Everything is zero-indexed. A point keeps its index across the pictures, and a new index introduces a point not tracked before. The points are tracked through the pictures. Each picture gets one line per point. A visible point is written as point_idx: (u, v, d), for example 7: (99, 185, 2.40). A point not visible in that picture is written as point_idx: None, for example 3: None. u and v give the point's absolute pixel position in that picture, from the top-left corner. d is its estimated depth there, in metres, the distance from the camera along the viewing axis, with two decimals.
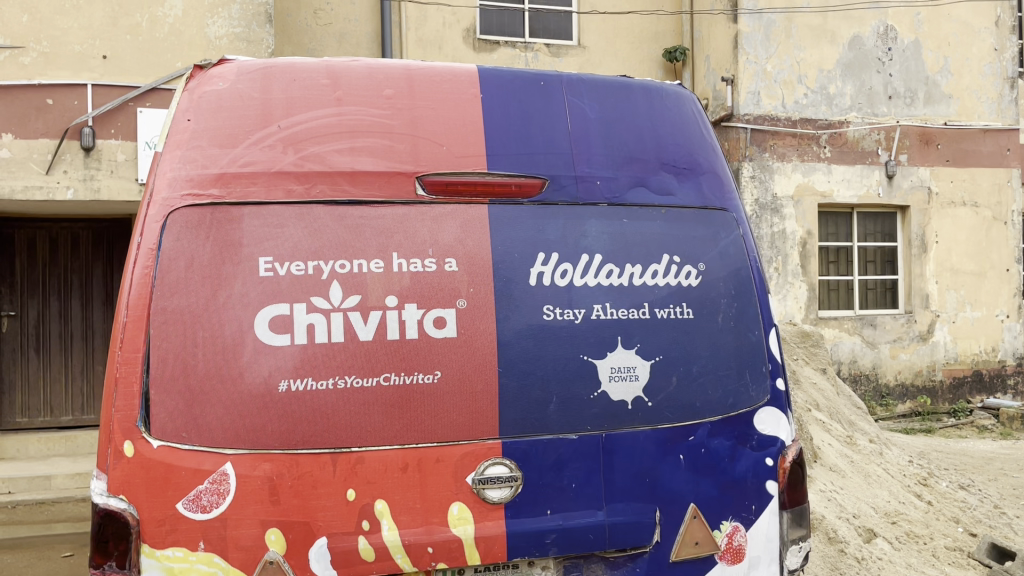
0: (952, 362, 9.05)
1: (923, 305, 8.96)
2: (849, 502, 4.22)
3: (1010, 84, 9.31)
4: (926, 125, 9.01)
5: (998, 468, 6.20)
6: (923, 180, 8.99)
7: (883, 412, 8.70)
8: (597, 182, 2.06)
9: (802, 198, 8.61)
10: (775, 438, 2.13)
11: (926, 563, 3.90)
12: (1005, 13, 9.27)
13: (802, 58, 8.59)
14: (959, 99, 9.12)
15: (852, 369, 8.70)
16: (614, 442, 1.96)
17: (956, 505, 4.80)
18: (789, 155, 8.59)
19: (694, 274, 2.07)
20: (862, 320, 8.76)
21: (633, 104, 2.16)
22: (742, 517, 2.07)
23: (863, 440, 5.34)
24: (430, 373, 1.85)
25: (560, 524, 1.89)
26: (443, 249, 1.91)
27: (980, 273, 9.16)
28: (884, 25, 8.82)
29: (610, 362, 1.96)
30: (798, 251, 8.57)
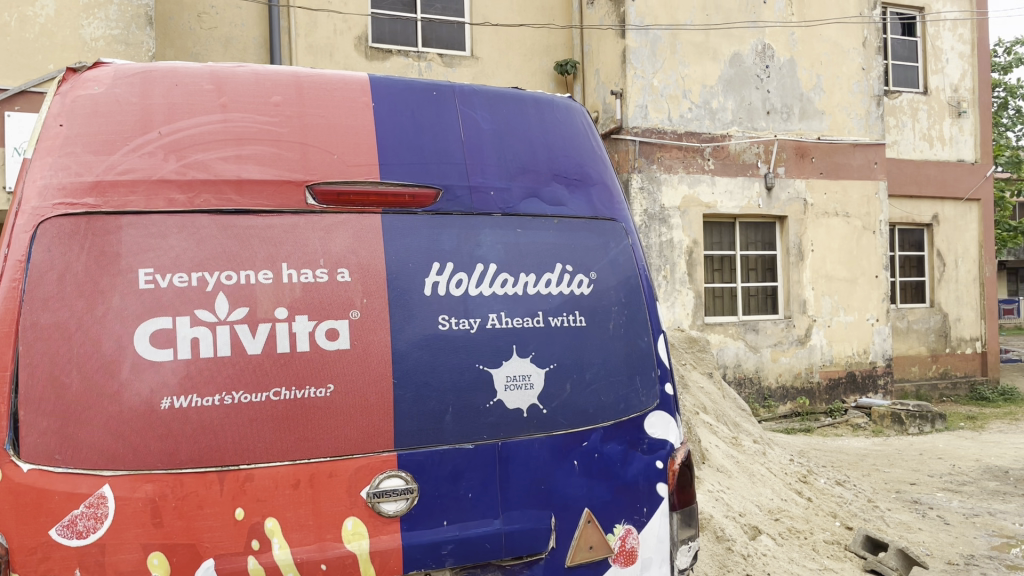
0: (828, 364, 9.54)
1: (801, 310, 9.42)
2: (736, 502, 4.37)
3: (877, 101, 9.92)
4: (801, 139, 9.48)
5: (871, 464, 6.58)
6: (799, 192, 9.47)
7: (765, 414, 9.09)
8: (491, 192, 2.08)
9: (688, 208, 8.91)
10: (664, 441, 2.20)
11: (806, 557, 4.09)
12: (872, 34, 9.90)
13: (687, 74, 8.92)
14: (831, 115, 9.66)
15: (737, 373, 9.05)
16: (509, 450, 1.97)
17: (833, 500, 5.06)
18: (675, 167, 8.87)
19: (586, 282, 2.11)
20: (746, 325, 9.12)
21: (526, 116, 2.18)
22: (634, 520, 2.12)
23: (747, 440, 5.55)
24: (323, 386, 1.82)
25: (457, 535, 1.89)
26: (334, 259, 1.87)
27: (852, 279, 9.71)
28: (761, 43, 9.26)
29: (506, 370, 1.98)
30: (685, 259, 8.85)
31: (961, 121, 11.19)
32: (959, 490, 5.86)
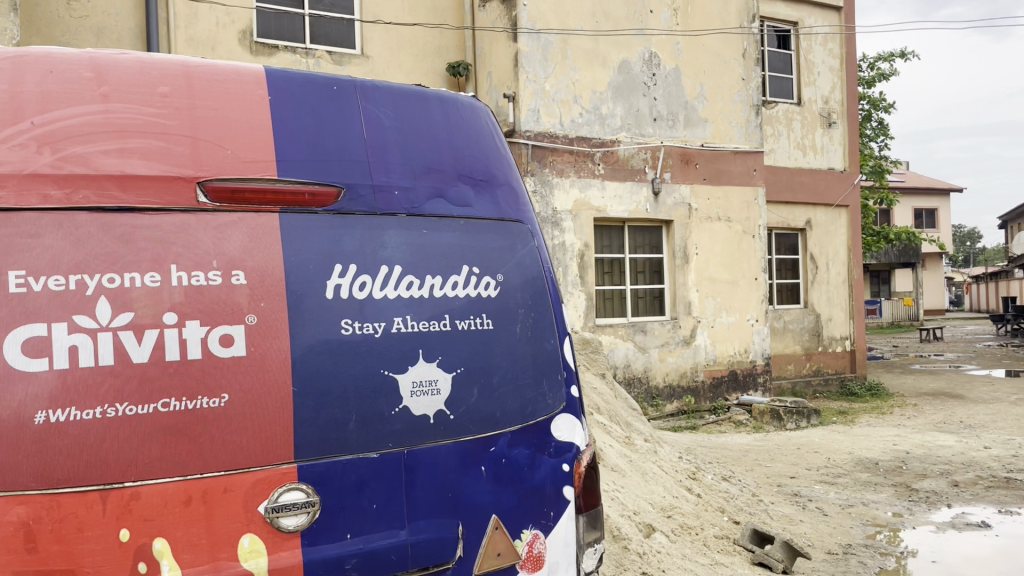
0: (711, 363, 9.89)
1: (686, 311, 9.72)
2: (630, 501, 4.43)
3: (755, 111, 10.36)
4: (686, 145, 9.79)
5: (754, 459, 6.85)
6: (684, 197, 9.76)
7: (654, 413, 9.31)
8: (395, 191, 2.01)
9: (579, 212, 9.04)
10: (570, 444, 2.19)
11: (698, 552, 4.19)
12: (751, 46, 10.34)
13: (577, 80, 9.04)
14: (713, 123, 10.02)
15: (626, 373, 9.24)
16: (415, 458, 1.91)
17: (721, 496, 5.23)
18: (567, 171, 8.98)
19: (493, 285, 2.08)
20: (634, 326, 9.32)
21: (430, 114, 2.13)
22: (541, 524, 2.09)
23: (639, 439, 5.66)
24: (217, 396, 1.71)
25: (361, 548, 1.81)
26: (229, 261, 1.76)
27: (733, 281, 10.10)
28: (648, 52, 9.51)
29: (412, 375, 1.91)
30: (576, 262, 8.96)
31: (831, 131, 11.84)
32: (835, 482, 6.17)
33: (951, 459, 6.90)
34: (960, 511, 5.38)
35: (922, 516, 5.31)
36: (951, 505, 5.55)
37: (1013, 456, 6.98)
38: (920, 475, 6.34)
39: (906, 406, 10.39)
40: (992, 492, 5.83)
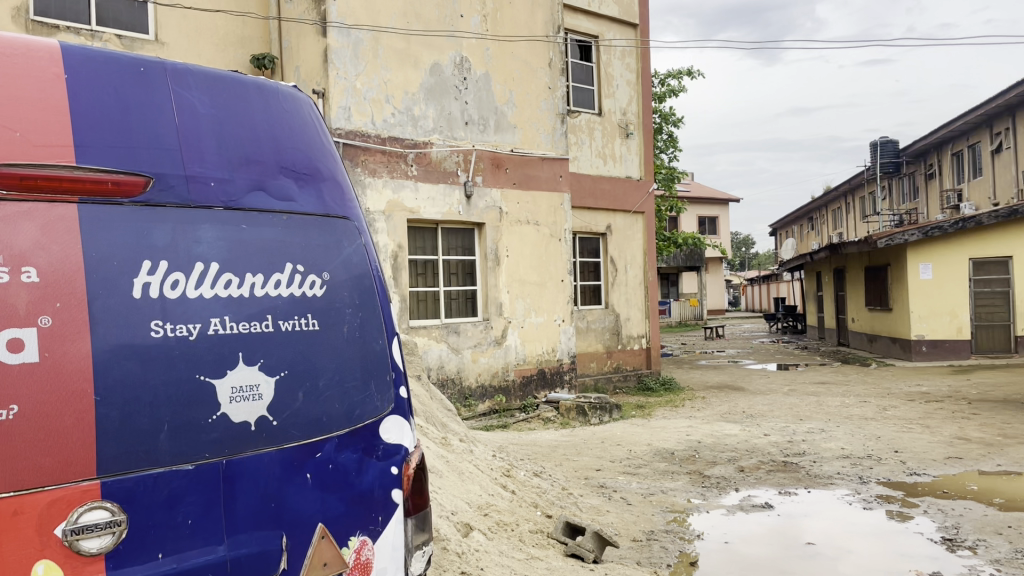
0: (521, 362, 10.14)
1: (498, 312, 9.91)
2: (448, 501, 4.42)
3: (561, 119, 10.75)
4: (497, 150, 9.98)
5: (563, 454, 7.09)
6: (495, 201, 9.94)
7: (466, 413, 9.38)
8: (211, 183, 1.89)
9: (392, 213, 8.95)
10: (398, 446, 2.16)
11: (515, 548, 4.26)
12: (556, 56, 10.71)
13: (389, 79, 8.96)
14: (522, 129, 10.29)
15: (439, 374, 9.24)
16: (235, 468, 1.79)
17: (534, 491, 5.37)
18: (379, 171, 8.87)
19: (319, 283, 2.00)
20: (447, 327, 9.37)
21: (249, 103, 2.02)
22: (369, 530, 2.04)
23: (455, 439, 5.68)
24: (4, 409, 1.51)
25: (174, 568, 1.67)
26: (17, 256, 1.56)
27: (542, 283, 10.41)
28: (459, 55, 9.60)
29: (231, 380, 1.79)
30: (390, 264, 8.86)
31: (628, 142, 12.53)
32: (637, 472, 6.52)
33: (737, 446, 7.51)
34: (747, 494, 5.87)
35: (715, 500, 5.74)
36: (738, 488, 6.04)
37: (788, 441, 7.72)
38: (712, 462, 6.85)
39: (696, 399, 11.19)
40: (772, 475, 6.41)
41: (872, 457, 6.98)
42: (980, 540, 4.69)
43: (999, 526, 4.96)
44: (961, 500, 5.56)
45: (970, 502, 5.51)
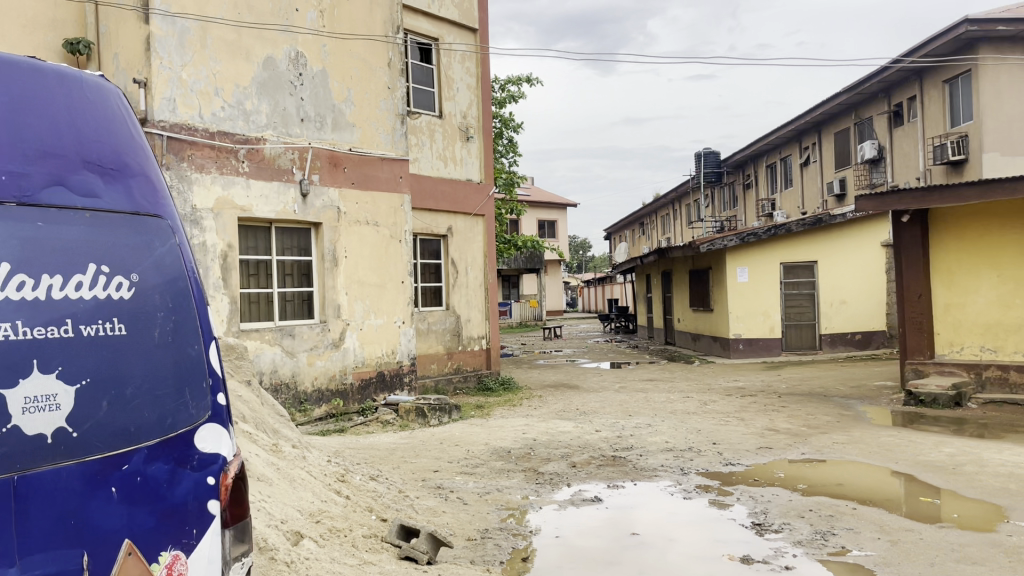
0: (359, 365, 9.98)
1: (335, 314, 9.70)
2: (277, 510, 4.27)
3: (401, 119, 10.69)
4: (334, 149, 9.78)
5: (400, 457, 7.05)
6: (332, 200, 9.73)
7: (301, 417, 9.12)
8: (2, 176, 1.74)
9: (221, 211, 8.56)
10: (215, 455, 2.07)
11: (346, 554, 4.18)
12: (396, 56, 10.63)
13: (218, 71, 8.59)
14: (360, 129, 10.15)
15: (273, 378, 8.94)
16: (28, 485, 1.66)
17: (369, 495, 5.30)
18: (208, 167, 8.47)
19: (127, 285, 1.88)
20: (282, 330, 9.08)
21: (48, 92, 1.88)
22: (183, 544, 1.95)
23: (287, 446, 5.51)
24: None
25: None
26: None
27: (381, 284, 10.30)
28: (294, 51, 9.35)
29: (24, 390, 1.66)
30: (219, 264, 8.48)
31: (468, 145, 12.64)
32: (473, 472, 6.59)
33: (570, 443, 7.76)
34: (578, 488, 6.08)
35: (548, 496, 5.90)
36: (570, 484, 6.24)
37: (617, 436, 8.05)
38: (545, 459, 7.03)
39: (533, 398, 11.45)
40: (602, 470, 6.66)
41: (693, 449, 7.41)
42: (786, 523, 5.10)
43: (801, 509, 5.41)
44: (770, 486, 6.02)
45: (777, 488, 5.98)
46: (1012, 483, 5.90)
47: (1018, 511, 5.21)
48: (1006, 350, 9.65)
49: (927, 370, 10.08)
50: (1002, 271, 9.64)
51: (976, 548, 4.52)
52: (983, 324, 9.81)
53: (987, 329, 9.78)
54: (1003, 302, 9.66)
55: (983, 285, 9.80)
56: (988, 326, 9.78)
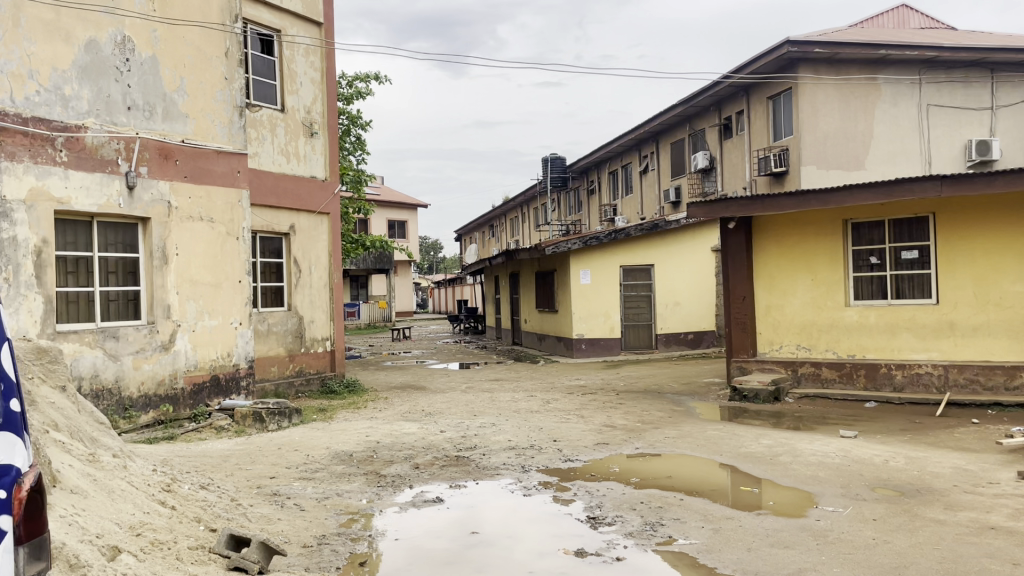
0: (191, 369, 9.50)
1: (165, 315, 9.19)
2: (92, 523, 3.98)
3: (239, 112, 10.27)
4: (165, 140, 9.28)
5: (233, 464, 6.76)
6: (163, 194, 9.21)
7: (126, 425, 8.53)
8: None
9: (35, 203, 7.91)
10: (9, 465, 1.93)
11: (170, 568, 3.95)
12: (233, 46, 10.22)
13: (33, 52, 7.95)
14: (194, 120, 9.68)
15: (94, 384, 8.33)
16: None
17: (197, 505, 5.04)
18: (19, 155, 7.80)
19: None
20: (104, 332, 8.50)
21: None
22: None
23: (106, 456, 5.14)
24: None
25: None
26: None
27: (216, 284, 9.86)
28: (121, 34, 8.81)
29: None
30: (32, 260, 7.83)
31: (312, 141, 12.33)
32: (312, 477, 6.41)
33: (413, 445, 7.71)
34: (420, 490, 6.05)
35: (389, 499, 5.83)
36: (412, 485, 6.20)
37: (461, 437, 8.08)
38: (388, 462, 6.95)
39: (378, 400, 11.30)
40: (444, 470, 6.67)
41: (534, 447, 7.55)
42: (619, 516, 5.29)
43: (633, 502, 5.63)
44: (606, 481, 6.23)
45: (611, 482, 6.20)
46: (821, 471, 6.40)
47: (825, 497, 5.66)
48: (819, 348, 10.42)
49: (750, 367, 10.81)
50: (815, 275, 10.41)
51: (789, 532, 4.87)
52: (799, 324, 10.58)
53: (803, 329, 10.55)
54: (816, 304, 10.43)
55: (799, 288, 10.56)
56: (804, 326, 10.55)
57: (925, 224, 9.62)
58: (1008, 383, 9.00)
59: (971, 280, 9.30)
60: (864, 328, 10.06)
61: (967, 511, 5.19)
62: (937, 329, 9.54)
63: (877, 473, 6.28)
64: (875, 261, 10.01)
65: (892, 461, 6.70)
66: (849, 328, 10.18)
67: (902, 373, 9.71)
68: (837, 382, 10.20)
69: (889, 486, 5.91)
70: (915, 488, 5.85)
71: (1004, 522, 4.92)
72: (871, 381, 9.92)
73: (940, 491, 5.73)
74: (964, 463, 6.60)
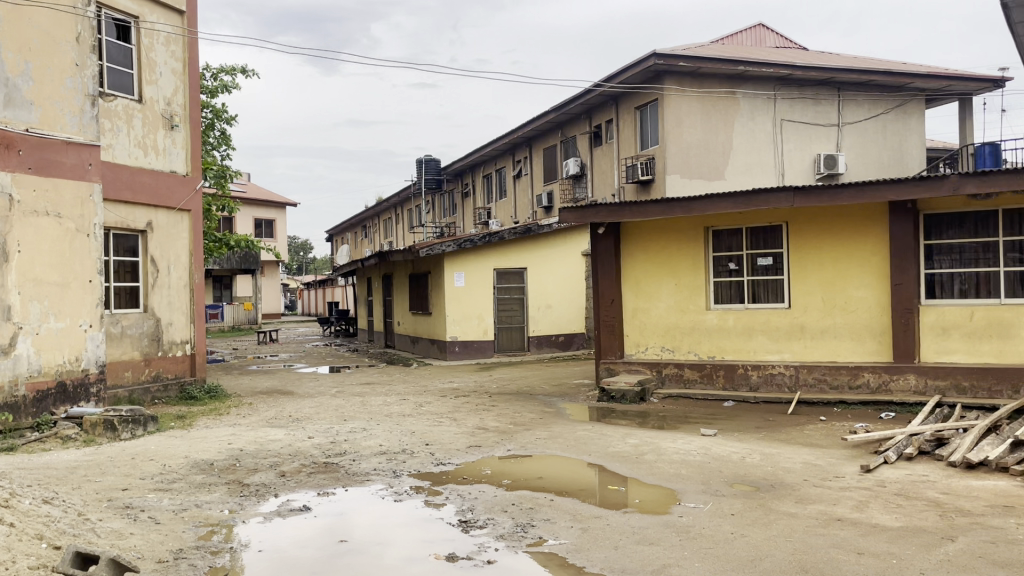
0: (34, 375, 8.83)
1: (4, 317, 8.51)
2: None
3: (91, 101, 9.64)
4: (6, 128, 8.59)
5: (82, 475, 6.33)
6: (2, 187, 8.53)
7: None
8: None
9: None
10: None
11: None
12: (85, 31, 9.58)
13: None
14: (40, 108, 9.02)
15: None
16: None
17: (39, 521, 4.68)
18: None
19: None
20: None
21: None
22: None
23: None
24: None
25: None
26: None
27: (63, 283, 9.22)
28: None
29: None
30: None
31: (172, 134, 11.74)
32: (169, 488, 6.09)
33: (279, 452, 7.46)
34: (285, 499, 5.85)
35: (252, 508, 5.61)
36: (277, 494, 5.99)
37: (330, 442, 7.90)
38: (252, 470, 6.69)
39: (242, 405, 10.88)
40: (312, 477, 6.48)
41: (406, 451, 7.47)
42: (490, 519, 5.30)
43: (505, 503, 5.65)
44: (477, 484, 6.24)
45: (483, 485, 6.20)
46: (684, 468, 6.65)
47: (688, 493, 5.88)
48: (682, 349, 10.85)
49: (617, 368, 11.10)
50: (679, 280, 10.83)
51: (654, 529, 5.02)
52: (663, 327, 10.98)
53: (667, 331, 10.94)
54: (679, 307, 10.85)
55: (664, 292, 10.95)
56: (668, 329, 10.95)
57: (779, 233, 10.20)
58: (851, 382, 9.62)
59: (819, 285, 9.93)
60: (724, 331, 10.55)
61: (815, 504, 5.51)
62: (789, 332, 10.14)
63: (735, 470, 6.57)
64: (733, 267, 10.54)
65: (749, 457, 7.04)
66: (709, 331, 10.65)
67: (757, 374, 10.22)
68: (698, 382, 10.62)
69: (746, 482, 6.21)
70: (769, 483, 6.17)
71: (848, 513, 5.26)
72: (729, 381, 10.39)
73: (792, 485, 6.07)
74: (812, 458, 7.02)
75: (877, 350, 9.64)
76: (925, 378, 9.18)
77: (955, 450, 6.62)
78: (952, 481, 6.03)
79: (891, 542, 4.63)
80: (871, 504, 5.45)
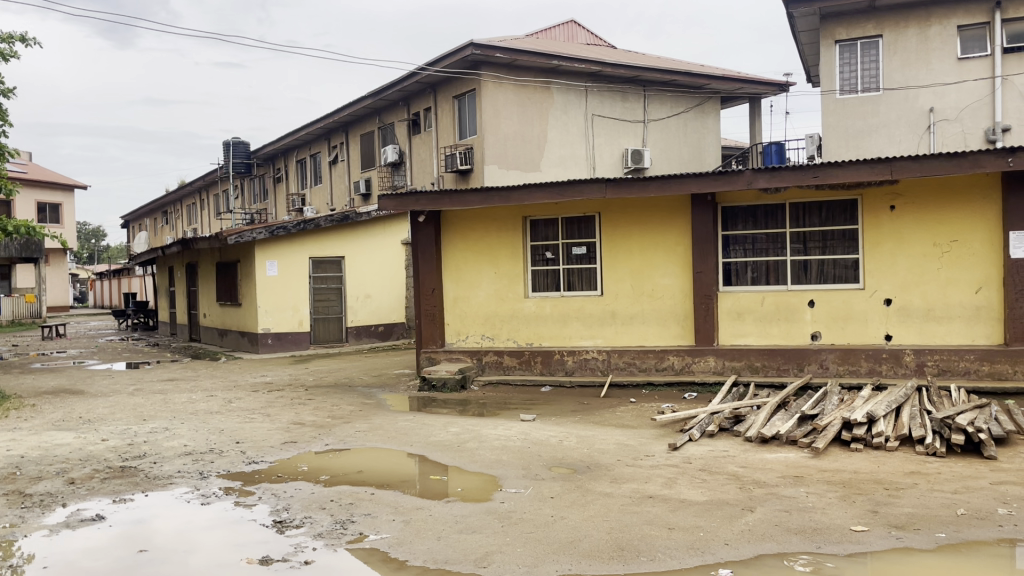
0: None
1: None
2: None
3: None
4: None
5: None
6: None
7: None
8: None
9: None
10: None
11: None
12: None
13: None
14: None
15: None
16: None
17: None
18: None
19: None
20: None
21: None
22: None
23: None
24: None
25: None
26: None
27: None
28: None
29: None
30: None
31: None
32: None
33: (68, 457, 6.77)
34: (74, 508, 5.30)
35: (35, 521, 5.03)
36: (66, 503, 5.42)
37: (128, 445, 7.27)
38: (35, 479, 6.02)
39: (22, 408, 9.78)
40: (106, 484, 5.93)
41: (214, 451, 7.02)
42: (307, 517, 5.07)
43: (322, 500, 5.44)
44: (293, 481, 5.96)
45: (300, 482, 5.95)
46: (504, 454, 6.70)
47: (508, 479, 5.93)
48: (501, 337, 10.99)
49: (438, 357, 11.06)
50: (497, 267, 10.94)
51: (475, 517, 5.01)
52: (483, 314, 11.06)
53: (486, 319, 11.03)
54: (499, 295, 10.97)
55: (484, 279, 11.02)
56: (487, 317, 11.04)
57: (592, 223, 10.57)
58: (657, 365, 10.10)
59: (628, 273, 10.37)
60: (541, 318, 10.80)
61: (628, 483, 5.74)
62: (602, 318, 10.53)
63: (554, 453, 6.72)
64: (550, 256, 10.81)
65: (565, 441, 7.22)
66: (527, 318, 10.87)
67: (572, 359, 10.52)
68: (517, 368, 10.79)
69: (563, 465, 6.36)
70: (585, 464, 6.35)
71: (658, 490, 5.51)
72: (547, 366, 10.64)
73: (606, 466, 6.27)
74: (624, 438, 7.33)
75: (680, 333, 10.19)
76: (722, 359, 9.79)
77: (751, 426, 7.14)
78: (749, 455, 6.49)
79: (698, 516, 4.89)
80: (679, 480, 5.74)
